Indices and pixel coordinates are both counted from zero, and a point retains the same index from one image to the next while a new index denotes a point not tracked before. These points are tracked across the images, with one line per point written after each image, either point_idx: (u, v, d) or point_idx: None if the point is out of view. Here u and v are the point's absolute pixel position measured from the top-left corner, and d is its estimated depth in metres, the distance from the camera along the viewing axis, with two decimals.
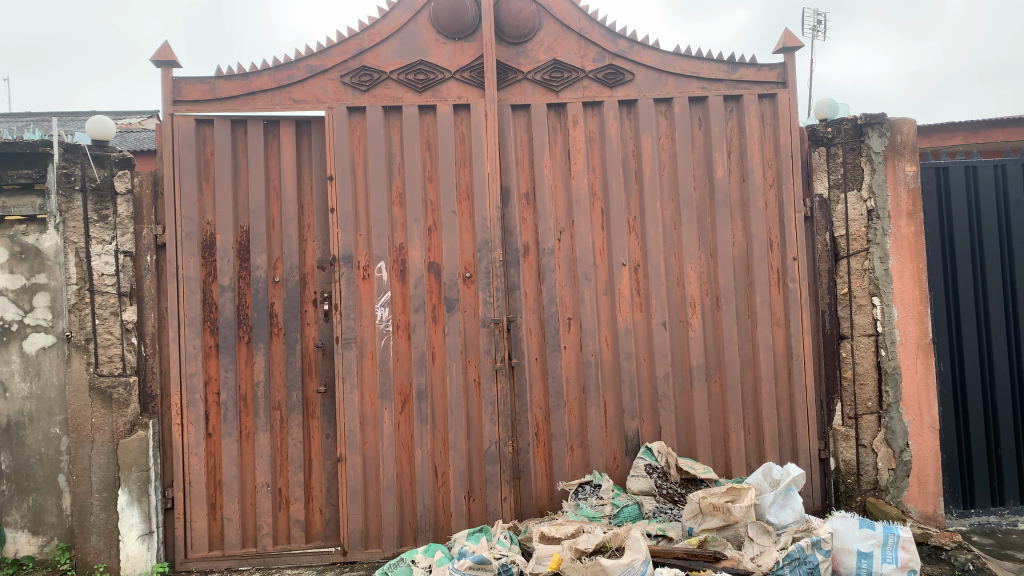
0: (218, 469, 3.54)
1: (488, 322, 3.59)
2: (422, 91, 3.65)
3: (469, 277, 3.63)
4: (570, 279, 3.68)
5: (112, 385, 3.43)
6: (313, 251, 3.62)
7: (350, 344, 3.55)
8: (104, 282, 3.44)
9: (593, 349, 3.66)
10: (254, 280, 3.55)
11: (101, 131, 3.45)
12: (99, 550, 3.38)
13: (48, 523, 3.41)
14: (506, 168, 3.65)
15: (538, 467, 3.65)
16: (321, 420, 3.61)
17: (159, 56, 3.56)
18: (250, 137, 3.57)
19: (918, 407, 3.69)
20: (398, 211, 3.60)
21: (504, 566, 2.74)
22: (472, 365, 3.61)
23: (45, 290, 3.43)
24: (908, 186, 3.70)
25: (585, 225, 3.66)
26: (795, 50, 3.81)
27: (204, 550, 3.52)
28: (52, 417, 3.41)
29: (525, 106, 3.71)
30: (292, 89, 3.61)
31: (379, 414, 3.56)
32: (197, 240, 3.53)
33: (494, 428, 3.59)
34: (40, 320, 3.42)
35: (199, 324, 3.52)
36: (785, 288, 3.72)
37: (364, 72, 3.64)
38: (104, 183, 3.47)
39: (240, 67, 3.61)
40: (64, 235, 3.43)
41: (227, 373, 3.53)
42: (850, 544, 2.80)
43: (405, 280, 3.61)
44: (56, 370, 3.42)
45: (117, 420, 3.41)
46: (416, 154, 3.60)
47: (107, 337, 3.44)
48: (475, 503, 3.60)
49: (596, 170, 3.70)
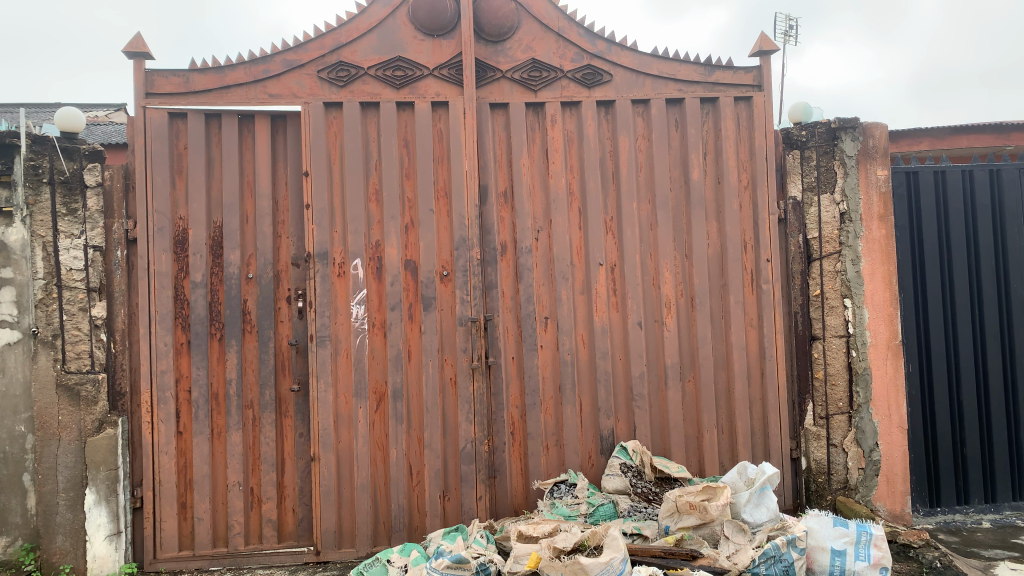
0: (189, 467, 3.49)
1: (464, 320, 3.58)
2: (399, 88, 3.63)
3: (446, 276, 3.61)
4: (547, 278, 3.68)
5: (81, 382, 3.36)
6: (287, 247, 3.59)
7: (324, 342, 3.51)
8: (73, 277, 3.37)
9: (569, 348, 3.66)
10: (227, 276, 3.50)
11: (70, 122, 3.35)
12: (65, 550, 3.30)
13: (11, 523, 3.30)
14: (484, 166, 3.65)
15: (513, 467, 3.65)
16: (294, 419, 3.57)
17: (131, 48, 3.50)
18: (224, 132, 3.52)
19: (886, 407, 3.75)
20: (375, 208, 3.58)
21: (482, 564, 2.73)
22: (448, 363, 3.59)
23: (11, 285, 3.33)
24: (879, 190, 3.76)
25: (563, 224, 3.66)
26: (770, 54, 3.85)
27: (174, 551, 3.46)
28: (17, 415, 3.31)
29: (503, 105, 3.70)
30: (267, 83, 3.57)
31: (354, 413, 3.53)
32: (170, 235, 3.48)
33: (470, 427, 3.58)
34: (6, 316, 3.32)
35: (171, 320, 3.46)
36: (758, 289, 3.76)
37: (342, 68, 3.60)
38: (73, 176, 3.40)
39: (215, 61, 3.56)
40: (31, 228, 3.34)
41: (199, 370, 3.47)
42: (824, 542, 2.84)
43: (381, 277, 3.58)
44: (22, 366, 3.32)
45: (85, 418, 3.34)
46: (393, 151, 3.58)
47: (75, 333, 3.36)
48: (450, 502, 3.58)
49: (574, 169, 3.71)
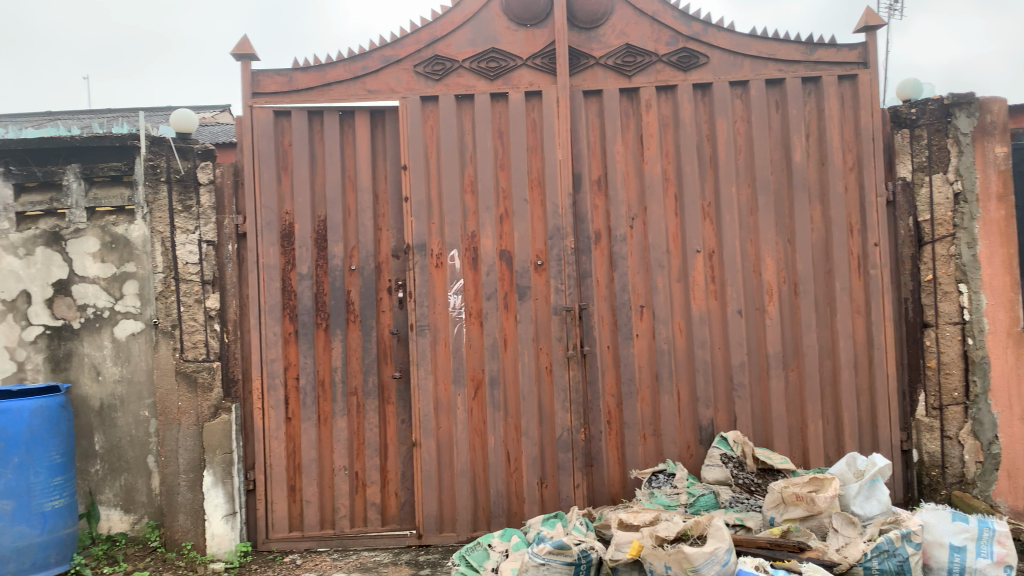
0: (297, 452, 3.63)
1: (560, 309, 3.59)
2: (493, 79, 3.66)
3: (540, 265, 3.62)
4: (642, 266, 3.64)
5: (198, 370, 3.53)
6: (388, 239, 3.68)
7: (423, 332, 3.59)
8: (189, 270, 3.55)
9: (667, 337, 3.62)
10: (331, 268, 3.62)
11: (184, 124, 3.55)
12: (187, 528, 3.48)
13: (138, 502, 3.55)
14: (578, 155, 3.64)
15: (611, 456, 3.63)
16: (396, 405, 3.67)
17: (239, 50, 3.65)
18: (327, 128, 3.63)
19: (1007, 398, 3.54)
20: (470, 199, 3.62)
21: (583, 552, 2.71)
22: (544, 352, 3.61)
23: (134, 278, 3.55)
24: (998, 168, 3.53)
25: (659, 211, 3.62)
26: (877, 29, 3.68)
27: (284, 531, 3.61)
28: (141, 400, 3.55)
29: (597, 92, 3.68)
30: (366, 80, 3.66)
31: (453, 400, 3.60)
32: (277, 229, 3.62)
33: (566, 415, 3.59)
34: (130, 308, 3.56)
35: (279, 311, 3.61)
36: (866, 275, 3.61)
37: (437, 61, 3.66)
38: (187, 175, 3.55)
39: (317, 60, 3.67)
40: (151, 224, 3.54)
41: (306, 358, 3.61)
42: (942, 537, 2.72)
43: (477, 267, 3.63)
44: (145, 355, 3.55)
45: (202, 404, 3.52)
46: (487, 142, 3.61)
47: (191, 323, 3.54)
48: (548, 489, 3.60)
49: (670, 155, 3.66)
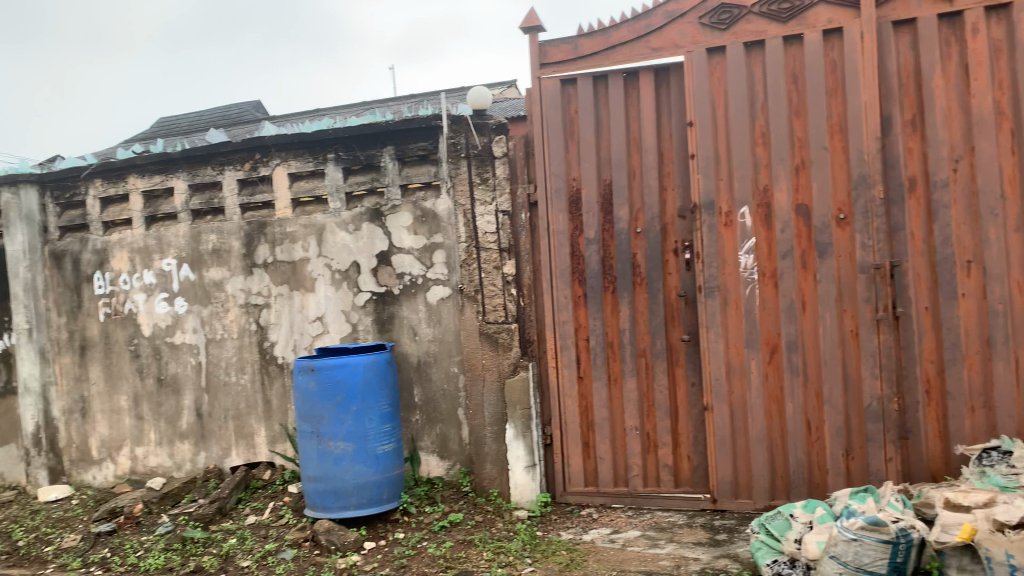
0: (590, 410, 3.74)
1: (867, 267, 3.29)
2: (786, 21, 3.39)
3: (843, 219, 3.33)
4: (969, 216, 3.21)
5: (498, 331, 3.76)
6: (673, 200, 3.61)
7: (713, 293, 3.49)
8: (488, 239, 3.78)
9: (1000, 296, 3.18)
10: (619, 231, 3.65)
11: (480, 100, 3.71)
12: (494, 477, 3.74)
13: (451, 450, 3.90)
14: (887, 94, 3.28)
15: (930, 428, 3.28)
16: (686, 368, 3.61)
17: (526, 24, 3.78)
18: (612, 91, 3.64)
19: None
20: (762, 152, 3.43)
21: (902, 531, 2.46)
22: (848, 314, 3.34)
23: (442, 248, 3.87)
24: None
25: (990, 151, 3.16)
26: None
27: (581, 486, 3.74)
28: (451, 358, 3.88)
29: (909, 21, 3.27)
30: (649, 38, 3.59)
31: (746, 363, 3.47)
32: (566, 195, 3.72)
33: (876, 383, 3.30)
34: (439, 274, 3.88)
35: (570, 274, 3.72)
36: None
37: (724, 9, 3.47)
38: (484, 149, 3.78)
39: (600, 23, 3.68)
40: (455, 198, 3.83)
41: (596, 320, 3.69)
42: None
43: (770, 224, 3.43)
44: (453, 317, 3.87)
45: (503, 362, 3.75)
46: (780, 90, 3.39)
47: (491, 288, 3.78)
48: (855, 461, 3.35)
49: (1003, 85, 3.17)
